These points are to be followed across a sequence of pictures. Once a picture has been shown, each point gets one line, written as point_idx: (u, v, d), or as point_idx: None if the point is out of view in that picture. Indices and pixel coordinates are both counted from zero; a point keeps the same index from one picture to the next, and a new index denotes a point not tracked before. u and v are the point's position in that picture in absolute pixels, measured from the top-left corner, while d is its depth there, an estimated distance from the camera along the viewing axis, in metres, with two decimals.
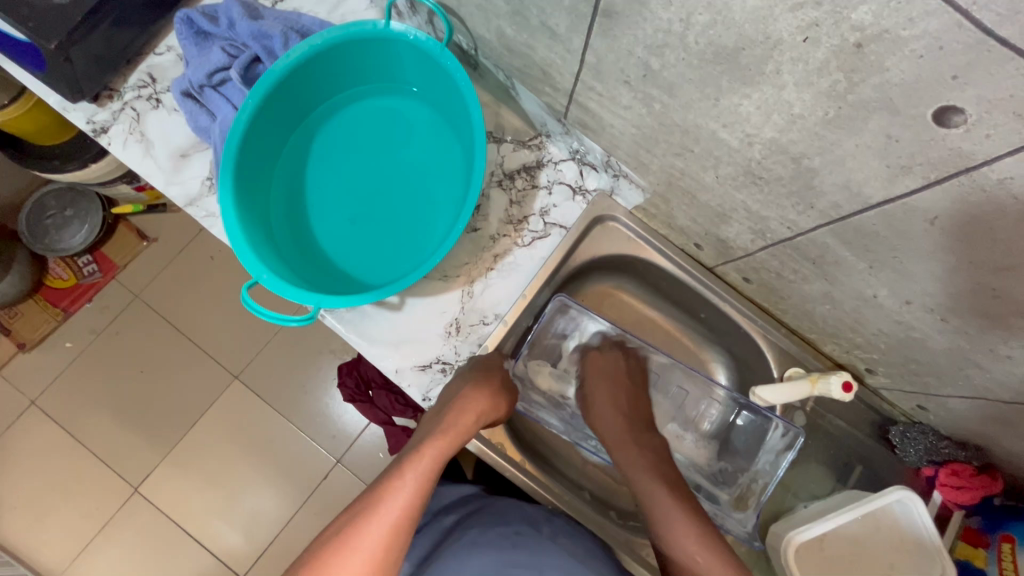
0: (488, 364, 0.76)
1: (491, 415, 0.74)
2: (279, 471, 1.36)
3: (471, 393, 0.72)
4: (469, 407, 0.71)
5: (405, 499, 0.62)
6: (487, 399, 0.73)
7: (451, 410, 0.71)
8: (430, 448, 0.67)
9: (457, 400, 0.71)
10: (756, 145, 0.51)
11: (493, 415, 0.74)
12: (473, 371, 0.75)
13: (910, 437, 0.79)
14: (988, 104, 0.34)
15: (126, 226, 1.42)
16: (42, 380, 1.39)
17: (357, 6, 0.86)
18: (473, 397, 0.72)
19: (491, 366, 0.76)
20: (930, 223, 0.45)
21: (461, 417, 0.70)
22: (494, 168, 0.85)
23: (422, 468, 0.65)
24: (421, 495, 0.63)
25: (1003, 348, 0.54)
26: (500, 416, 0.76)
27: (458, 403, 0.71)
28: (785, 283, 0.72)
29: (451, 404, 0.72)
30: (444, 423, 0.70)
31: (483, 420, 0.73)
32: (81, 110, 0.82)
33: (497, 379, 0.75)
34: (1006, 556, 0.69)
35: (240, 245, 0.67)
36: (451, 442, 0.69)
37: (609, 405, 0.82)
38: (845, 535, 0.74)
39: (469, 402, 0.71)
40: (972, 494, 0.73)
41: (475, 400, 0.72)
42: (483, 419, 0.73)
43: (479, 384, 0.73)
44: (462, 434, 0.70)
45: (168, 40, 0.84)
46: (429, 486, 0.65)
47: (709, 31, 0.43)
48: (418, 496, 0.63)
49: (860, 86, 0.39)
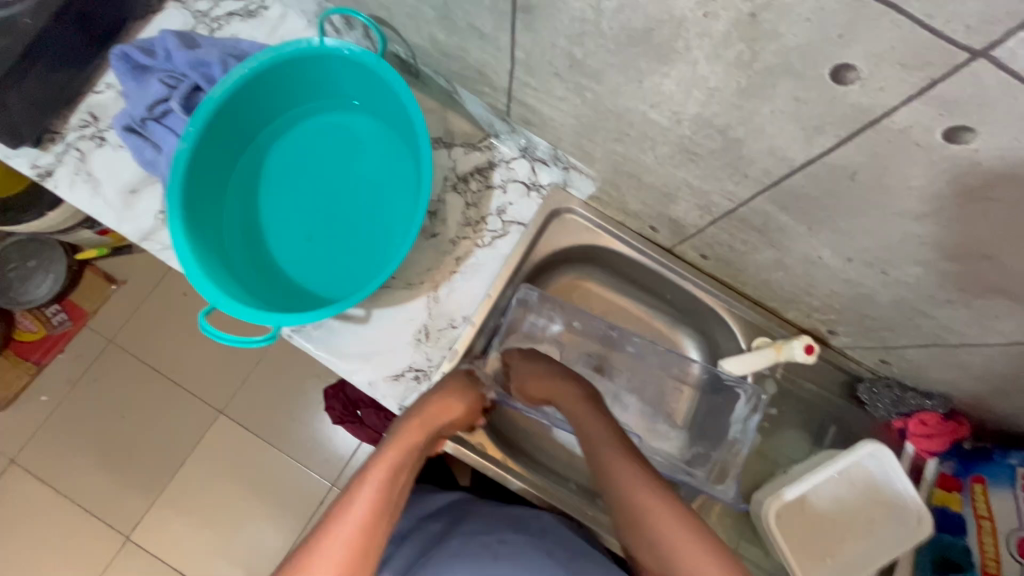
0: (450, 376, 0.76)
1: (446, 419, 0.73)
2: (272, 500, 1.34)
3: (420, 402, 0.72)
4: (417, 415, 0.70)
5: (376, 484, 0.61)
6: (435, 403, 0.72)
7: (419, 412, 0.71)
8: (379, 461, 0.64)
9: (423, 405, 0.71)
10: (684, 121, 0.53)
11: (451, 414, 0.73)
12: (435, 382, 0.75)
13: (876, 392, 0.80)
14: (875, 59, 0.35)
15: (93, 271, 1.40)
16: (19, 437, 1.35)
17: (295, 28, 0.88)
18: (438, 400, 0.72)
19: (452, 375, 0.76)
20: (852, 179, 0.47)
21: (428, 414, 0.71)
22: (447, 173, 0.86)
23: (374, 483, 0.61)
24: (379, 507, 0.59)
25: (942, 293, 0.55)
26: (459, 419, 0.75)
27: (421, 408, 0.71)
28: (738, 255, 0.73)
29: (403, 415, 0.71)
30: (411, 422, 0.69)
31: (438, 424, 0.71)
32: (23, 156, 0.81)
33: (455, 381, 0.75)
34: (979, 497, 0.73)
35: (195, 273, 0.67)
36: (403, 451, 0.66)
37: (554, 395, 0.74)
38: (823, 493, 0.76)
39: (417, 410, 0.71)
40: (940, 440, 0.76)
41: (423, 406, 0.71)
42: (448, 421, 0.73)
43: (428, 393, 0.73)
44: (414, 442, 0.68)
45: (107, 78, 0.84)
46: (386, 499, 0.60)
47: (620, 16, 0.45)
48: (374, 508, 0.58)
49: (762, 54, 0.40)
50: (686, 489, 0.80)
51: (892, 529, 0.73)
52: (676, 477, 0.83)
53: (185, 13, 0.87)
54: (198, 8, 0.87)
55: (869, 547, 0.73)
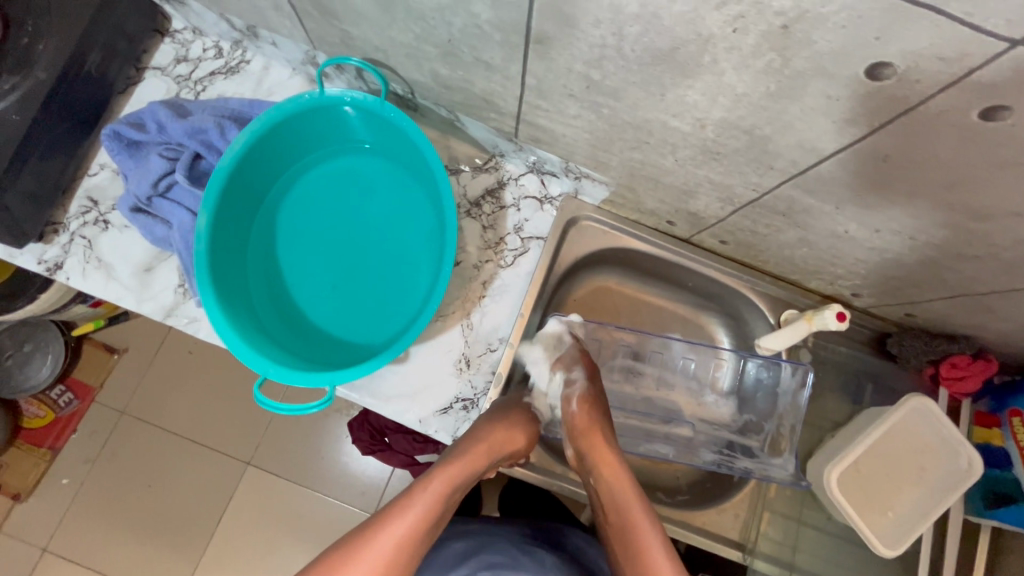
0: (503, 405, 0.76)
1: (508, 445, 0.73)
2: (319, 542, 1.34)
3: (487, 425, 0.72)
4: (483, 437, 0.70)
5: (430, 500, 0.63)
6: (503, 429, 0.72)
7: (482, 437, 0.71)
8: (439, 475, 0.66)
9: (485, 430, 0.71)
10: (708, 126, 0.54)
11: (515, 441, 0.74)
12: (493, 409, 0.75)
13: (906, 344, 0.83)
14: (912, 55, 0.37)
15: (92, 345, 1.38)
16: (50, 524, 1.33)
17: (281, 77, 0.86)
18: (502, 428, 0.72)
19: (510, 404, 0.76)
20: (883, 161, 0.49)
21: (492, 438, 0.71)
22: (459, 200, 0.86)
23: (430, 495, 0.63)
24: (431, 520, 0.62)
25: (971, 250, 0.58)
26: (520, 450, 0.75)
27: (484, 431, 0.71)
28: (761, 238, 0.75)
29: (467, 436, 0.72)
30: (472, 447, 0.70)
31: (501, 449, 0.72)
32: (29, 253, 0.79)
33: (516, 414, 0.75)
34: (1020, 428, 0.75)
35: (237, 345, 0.66)
36: (462, 469, 0.68)
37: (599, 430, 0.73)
38: (873, 450, 0.79)
39: (484, 433, 0.71)
40: (973, 380, 0.79)
41: (491, 431, 0.71)
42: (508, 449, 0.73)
43: (495, 417, 0.74)
44: (476, 464, 0.69)
45: (99, 158, 0.82)
46: (437, 513, 0.63)
47: (643, 39, 0.46)
48: (423, 520, 0.61)
49: (793, 60, 0.41)
50: (749, 468, 0.85)
51: (942, 473, 0.77)
52: (736, 457, 0.87)
53: (166, 78, 0.85)
54: (178, 72, 0.85)
55: (924, 496, 0.76)
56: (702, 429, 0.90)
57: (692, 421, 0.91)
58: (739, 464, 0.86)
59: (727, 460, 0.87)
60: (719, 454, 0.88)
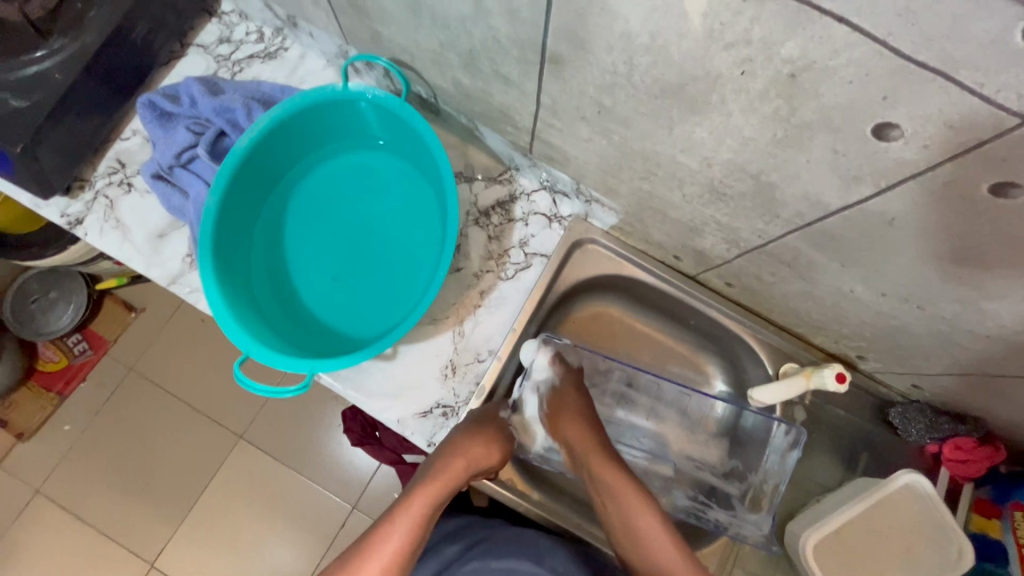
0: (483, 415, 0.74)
1: (483, 462, 0.72)
2: (295, 523, 1.34)
3: (464, 440, 0.71)
4: (461, 453, 0.70)
5: (413, 522, 0.67)
6: (479, 445, 0.71)
7: (456, 454, 0.70)
8: (421, 495, 0.69)
9: (457, 445, 0.70)
10: (714, 165, 0.53)
11: (491, 457, 0.73)
12: (469, 421, 0.73)
13: (910, 417, 0.79)
14: (920, 119, 0.36)
15: (113, 300, 1.42)
16: (45, 467, 1.37)
17: (315, 67, 0.89)
18: (473, 444, 0.71)
19: (485, 416, 0.74)
20: (889, 224, 0.47)
21: (465, 455, 0.70)
22: (469, 207, 0.86)
23: (413, 517, 0.67)
24: (411, 545, 0.65)
25: (980, 328, 0.55)
26: (493, 465, 0.74)
27: (455, 447, 0.70)
28: (765, 286, 0.73)
29: (444, 449, 0.71)
30: (446, 465, 0.70)
31: (476, 465, 0.72)
32: (54, 205, 0.82)
33: (490, 428, 0.73)
34: (1020, 524, 0.70)
35: (227, 321, 0.67)
36: (442, 488, 0.70)
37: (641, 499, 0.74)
38: (865, 524, 0.74)
39: (462, 448, 0.70)
40: (977, 466, 0.75)
41: (468, 446, 0.70)
42: (477, 466, 0.72)
43: (474, 430, 0.72)
44: (452, 482, 0.70)
45: (133, 124, 0.86)
46: (419, 534, 0.67)
47: (653, 71, 0.45)
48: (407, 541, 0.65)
49: (800, 110, 0.40)
50: (721, 520, 0.83)
51: (931, 561, 0.72)
52: (711, 506, 0.85)
53: (207, 56, 0.88)
54: (219, 52, 0.89)
55: None
56: (686, 470, 0.88)
57: (677, 461, 0.88)
58: (711, 515, 0.84)
59: (699, 511, 0.85)
60: (693, 502, 0.86)
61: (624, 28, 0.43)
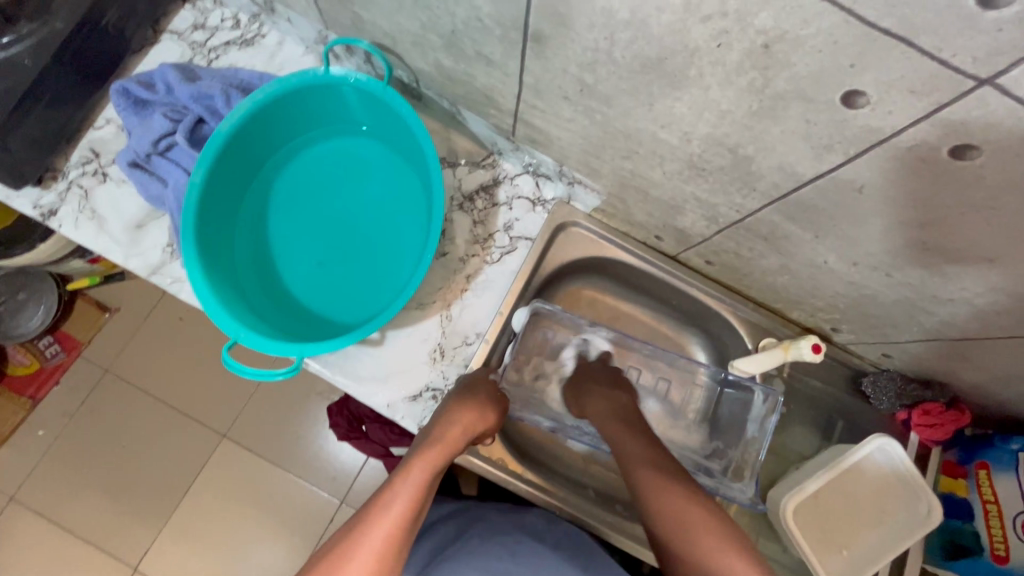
0: (475, 381, 0.77)
1: (479, 428, 0.73)
2: (282, 519, 1.34)
3: (456, 407, 0.72)
4: (456, 420, 0.71)
5: (415, 487, 0.63)
6: (474, 411, 0.72)
7: (449, 421, 0.71)
8: (421, 461, 0.66)
9: (449, 414, 0.71)
10: (694, 141, 0.55)
11: (484, 424, 0.74)
12: (458, 391, 0.75)
13: (881, 385, 0.82)
14: (885, 86, 0.38)
15: (85, 301, 1.39)
16: (20, 472, 1.33)
17: (293, 54, 0.88)
18: (464, 412, 0.72)
19: (476, 383, 0.76)
20: (859, 192, 0.49)
21: (457, 423, 0.71)
22: (453, 193, 0.87)
23: (414, 481, 0.64)
24: (413, 509, 0.61)
25: (944, 292, 0.58)
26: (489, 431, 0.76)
27: (447, 417, 0.71)
28: (744, 261, 0.75)
29: (438, 420, 0.72)
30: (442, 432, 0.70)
31: (470, 433, 0.72)
32: (25, 197, 0.80)
33: (482, 392, 0.75)
34: (983, 482, 0.74)
35: (213, 308, 0.67)
36: (441, 456, 0.68)
37: (663, 476, 0.66)
38: (839, 486, 0.78)
39: (456, 416, 0.71)
40: (944, 429, 0.79)
41: (462, 413, 0.72)
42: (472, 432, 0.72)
43: (464, 395, 0.74)
44: (449, 450, 0.69)
45: (106, 113, 0.84)
46: (421, 501, 0.63)
47: (633, 46, 0.47)
48: (411, 504, 0.61)
49: (775, 81, 0.42)
50: (708, 485, 0.83)
51: (901, 519, 0.76)
52: (698, 474, 0.85)
53: (181, 43, 0.87)
54: (194, 38, 0.87)
55: (879, 539, 0.76)
56: (671, 449, 0.89)
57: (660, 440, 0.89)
58: (698, 480, 0.83)
59: (687, 476, 0.84)
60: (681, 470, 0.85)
61: (604, 3, 0.44)
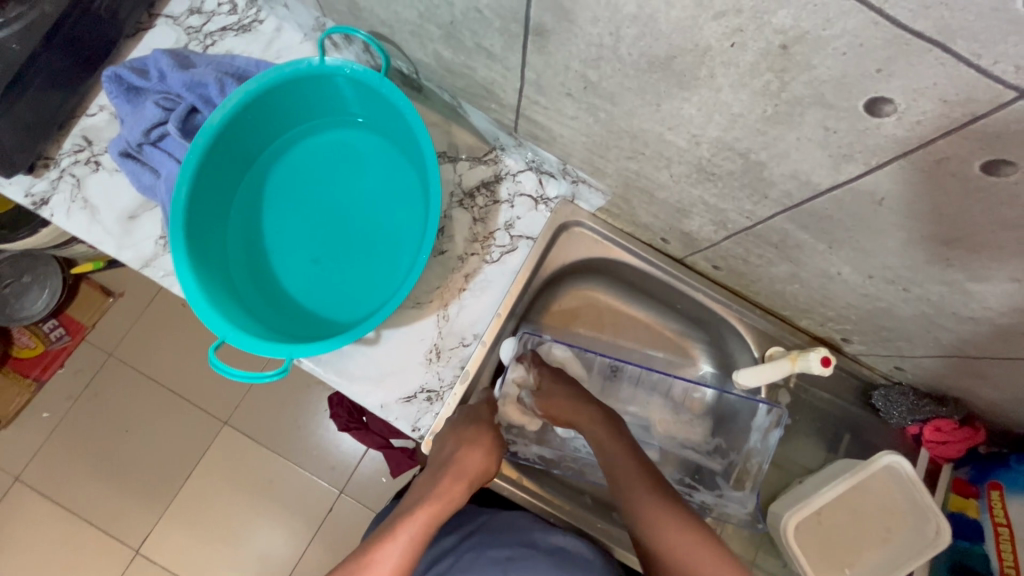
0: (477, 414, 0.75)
1: (484, 470, 0.72)
2: (281, 508, 1.33)
3: (464, 452, 0.70)
4: (460, 462, 0.69)
5: (418, 529, 0.62)
6: (479, 454, 0.71)
7: (455, 461, 0.70)
8: (426, 504, 0.65)
9: (455, 455, 0.70)
10: (703, 144, 0.51)
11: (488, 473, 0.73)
12: (461, 429, 0.73)
13: (892, 399, 0.78)
14: (914, 93, 0.34)
15: (90, 284, 1.38)
16: (24, 455, 1.34)
17: (291, 41, 0.85)
18: (469, 452, 0.71)
19: (481, 421, 0.74)
20: (879, 204, 0.46)
21: (462, 464, 0.70)
22: (453, 188, 0.84)
23: (418, 523, 0.63)
24: (414, 553, 0.61)
25: (964, 310, 0.55)
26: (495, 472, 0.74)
27: (454, 459, 0.70)
28: (753, 268, 0.72)
29: (444, 459, 0.70)
30: (448, 472, 0.69)
31: (475, 483, 0.71)
32: (17, 184, 0.78)
33: (486, 434, 0.73)
34: (996, 503, 0.72)
35: (202, 306, 0.65)
36: (446, 500, 0.67)
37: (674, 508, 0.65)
38: (843, 504, 0.76)
39: (461, 457, 0.70)
40: (956, 446, 0.76)
41: (467, 454, 0.70)
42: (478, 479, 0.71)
43: (473, 439, 0.72)
44: (453, 501, 0.67)
45: (99, 99, 0.82)
46: (423, 545, 0.62)
47: (640, 43, 0.43)
48: (412, 547, 0.61)
49: (792, 85, 0.39)
50: (707, 502, 0.83)
51: (906, 538, 0.74)
52: (698, 488, 0.85)
53: (177, 28, 0.84)
54: (189, 23, 0.84)
55: (883, 558, 0.74)
56: (671, 449, 0.87)
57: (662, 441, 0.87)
58: (698, 498, 0.84)
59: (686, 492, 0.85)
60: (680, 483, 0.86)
61: None
